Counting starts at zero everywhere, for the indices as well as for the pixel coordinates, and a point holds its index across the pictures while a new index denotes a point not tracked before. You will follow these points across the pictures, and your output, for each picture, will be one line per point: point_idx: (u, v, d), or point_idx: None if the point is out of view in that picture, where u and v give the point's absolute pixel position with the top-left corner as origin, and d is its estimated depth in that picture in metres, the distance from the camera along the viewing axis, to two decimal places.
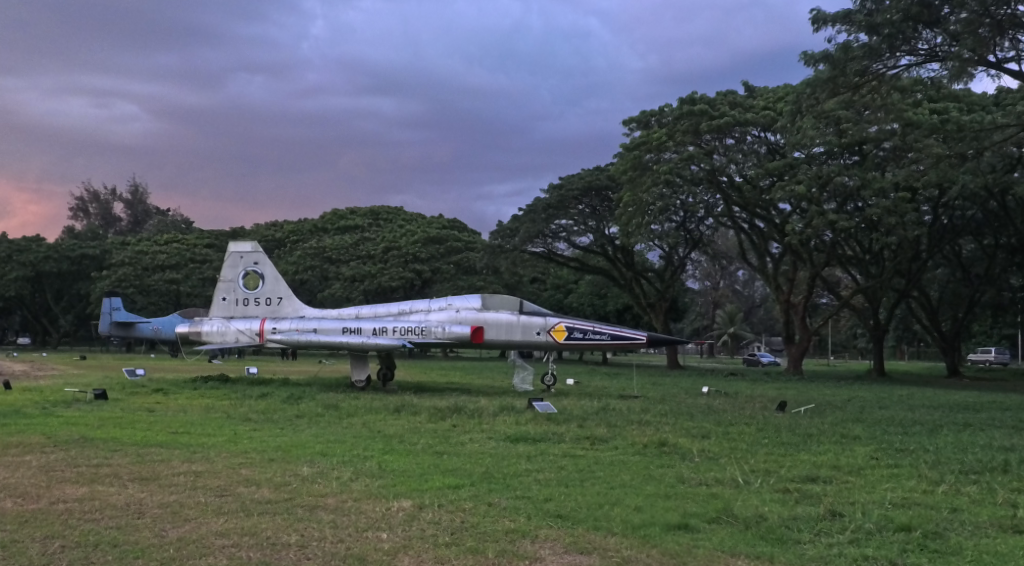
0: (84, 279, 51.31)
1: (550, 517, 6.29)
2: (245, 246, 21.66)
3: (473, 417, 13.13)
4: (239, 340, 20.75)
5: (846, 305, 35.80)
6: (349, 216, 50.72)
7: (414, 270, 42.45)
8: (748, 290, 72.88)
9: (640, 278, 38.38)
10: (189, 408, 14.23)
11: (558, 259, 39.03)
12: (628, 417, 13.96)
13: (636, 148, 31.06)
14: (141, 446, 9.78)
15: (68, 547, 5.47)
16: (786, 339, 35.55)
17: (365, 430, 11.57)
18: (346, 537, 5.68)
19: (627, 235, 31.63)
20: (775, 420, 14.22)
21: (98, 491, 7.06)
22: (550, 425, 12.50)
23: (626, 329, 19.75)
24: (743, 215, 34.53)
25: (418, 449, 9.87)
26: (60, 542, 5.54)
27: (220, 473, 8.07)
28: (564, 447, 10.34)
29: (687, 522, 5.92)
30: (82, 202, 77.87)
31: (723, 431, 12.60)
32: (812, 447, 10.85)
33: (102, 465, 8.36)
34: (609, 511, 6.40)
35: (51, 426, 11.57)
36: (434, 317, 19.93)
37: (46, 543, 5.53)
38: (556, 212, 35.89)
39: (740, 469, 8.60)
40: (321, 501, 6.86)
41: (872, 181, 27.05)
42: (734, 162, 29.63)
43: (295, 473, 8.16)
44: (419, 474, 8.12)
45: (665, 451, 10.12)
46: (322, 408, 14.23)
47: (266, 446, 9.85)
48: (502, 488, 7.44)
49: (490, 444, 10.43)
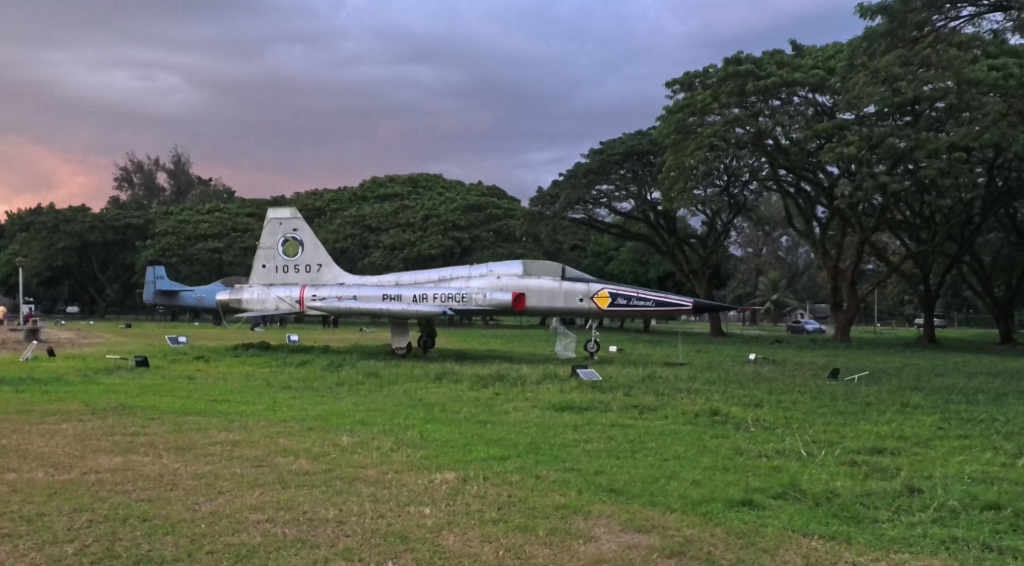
0: (129, 249, 51.78)
1: (601, 492, 5.90)
2: (284, 212, 21.39)
3: (516, 385, 12.83)
4: (279, 307, 20.65)
5: (895, 271, 34.82)
6: (388, 183, 50.54)
7: (453, 237, 42.06)
8: (791, 257, 71.51)
9: (682, 244, 37.70)
10: (228, 376, 14.09)
11: (598, 226, 38.46)
12: (675, 385, 13.55)
13: (680, 110, 30.15)
14: (179, 414, 9.59)
15: (96, 522, 5.20)
16: (833, 306, 34.72)
17: (406, 399, 11.31)
18: (387, 512, 5.36)
19: (670, 200, 30.95)
20: (829, 388, 13.71)
21: (131, 461, 6.81)
22: (595, 393, 12.17)
23: (671, 295, 19.33)
24: (789, 179, 33.58)
25: (461, 418, 9.55)
26: (88, 516, 5.28)
27: (258, 443, 7.80)
28: (611, 416, 9.95)
29: (751, 499, 5.50)
30: (127, 171, 78.73)
31: (777, 399, 12.14)
32: (872, 417, 10.35)
33: (138, 435, 8.13)
34: (665, 487, 6.00)
35: (92, 394, 11.46)
36: (474, 284, 19.58)
37: (73, 517, 5.27)
38: (598, 177, 35.23)
39: (799, 440, 8.14)
40: (361, 473, 6.54)
41: (925, 142, 25.95)
42: (780, 125, 28.68)
43: (334, 443, 7.88)
44: (464, 445, 7.80)
45: (718, 420, 9.70)
46: (363, 375, 14.02)
47: (305, 415, 9.55)
48: (550, 460, 7.07)
49: (535, 413, 10.10)
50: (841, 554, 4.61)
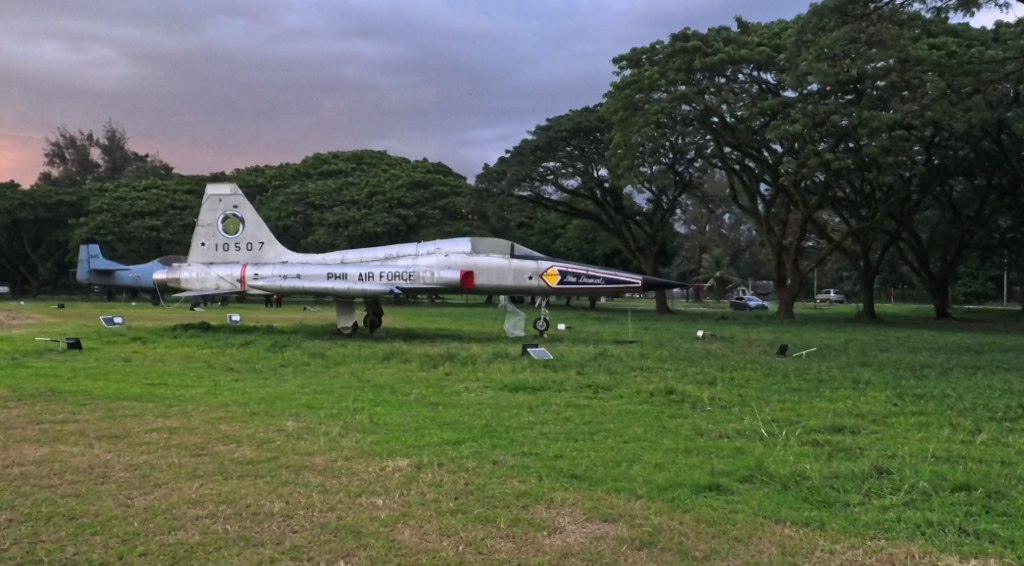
0: (62, 227, 50.04)
1: (563, 478, 5.65)
2: (224, 188, 20.69)
3: (467, 364, 12.58)
4: (220, 287, 20.02)
5: (837, 248, 35.24)
6: (331, 160, 49.60)
7: (399, 215, 41.45)
8: (733, 235, 72.83)
9: (629, 221, 37.69)
10: (167, 358, 13.57)
11: (545, 203, 38.20)
12: (628, 363, 13.42)
13: (627, 87, 29.95)
14: (112, 399, 9.09)
15: (16, 521, 4.78)
16: (777, 282, 35.07)
17: (354, 380, 10.97)
18: (337, 504, 5.03)
19: (617, 177, 30.79)
20: (781, 365, 13.73)
21: (59, 452, 6.35)
22: (547, 372, 11.96)
23: (621, 273, 19.22)
24: (734, 156, 33.62)
25: (412, 400, 9.22)
26: (7, 515, 4.85)
27: (198, 429, 7.39)
28: (566, 396, 9.74)
29: (718, 483, 5.31)
30: (58, 146, 76.13)
31: (730, 376, 12.09)
32: (825, 393, 10.32)
33: (69, 422, 7.65)
34: (628, 471, 5.78)
35: (19, 378, 10.87)
36: (422, 262, 19.18)
37: None
38: (544, 154, 34.89)
39: (758, 420, 7.99)
40: (308, 461, 6.20)
41: (868, 120, 26.08)
42: (726, 102, 28.62)
43: (279, 428, 7.50)
44: (416, 428, 7.48)
45: (674, 400, 9.55)
46: (308, 356, 13.61)
47: (248, 399, 9.14)
48: (506, 444, 6.80)
49: (487, 393, 9.84)
50: (815, 542, 4.45)
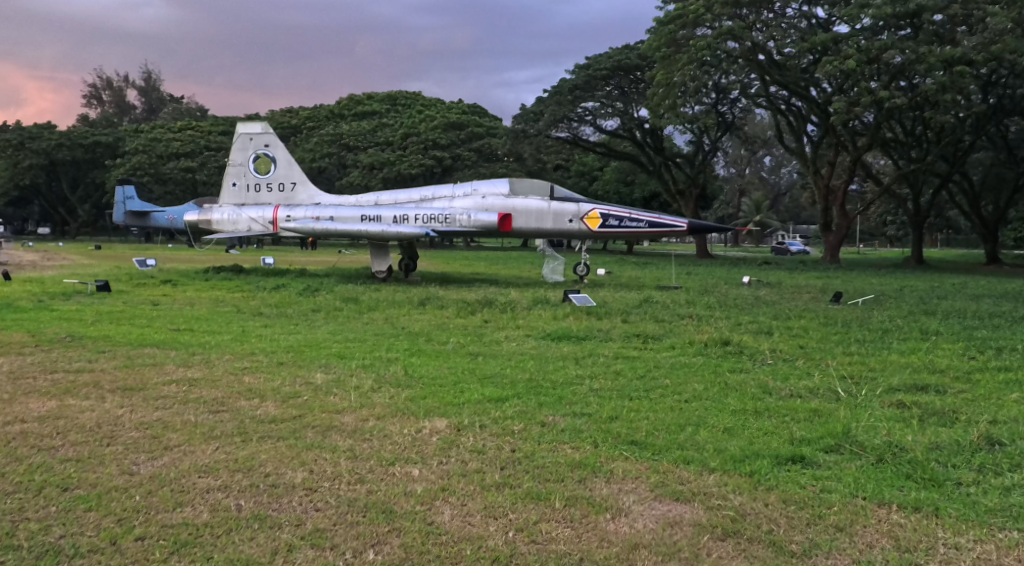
0: (99, 168, 49.82)
1: (621, 444, 5.02)
2: (255, 126, 20.02)
3: (506, 311, 11.93)
4: (252, 229, 19.51)
5: (886, 191, 33.81)
6: (366, 100, 48.61)
7: (434, 156, 40.58)
8: (774, 177, 71.36)
9: (669, 163, 36.49)
10: (196, 301, 13.10)
11: (583, 144, 37.10)
12: (675, 310, 12.72)
13: (671, 22, 28.59)
14: (134, 346, 8.60)
15: (2, 494, 4.30)
16: (823, 226, 33.85)
17: (388, 327, 10.40)
18: (370, 475, 4.52)
19: (658, 117, 29.58)
20: (837, 313, 12.99)
21: (66, 407, 5.80)
22: (591, 320, 11.29)
23: (665, 216, 18.41)
24: (781, 95, 32.19)
25: (449, 349, 8.64)
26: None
27: (219, 381, 6.83)
28: (612, 347, 9.09)
29: (802, 454, 4.74)
30: (96, 89, 75.96)
31: (785, 325, 11.34)
32: (892, 345, 9.54)
33: (83, 372, 7.13)
34: (694, 437, 5.14)
35: (41, 323, 10.42)
36: (458, 205, 18.49)
37: None
38: (583, 93, 33.66)
39: (829, 376, 7.26)
40: (337, 421, 5.61)
41: (927, 56, 24.60)
42: (774, 39, 27.17)
43: (306, 381, 6.91)
44: (453, 383, 6.85)
45: (731, 351, 8.86)
46: (341, 300, 13.04)
47: (277, 347, 8.65)
48: (554, 402, 6.16)
49: (529, 342, 9.23)
50: (934, 533, 4.06)
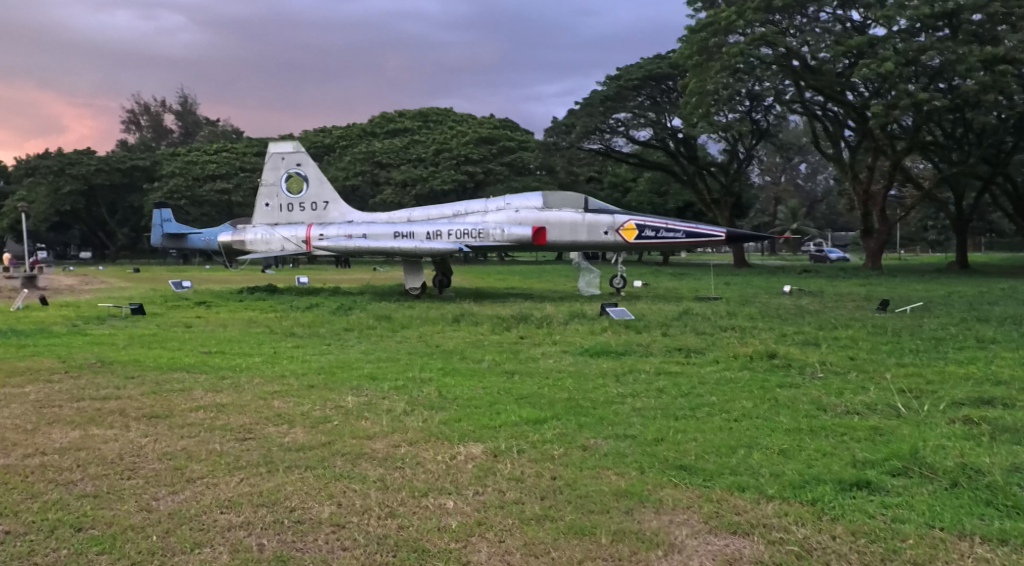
0: (137, 192, 50.59)
1: (669, 469, 4.80)
2: (286, 145, 20.00)
3: (542, 326, 11.62)
4: (285, 248, 19.41)
5: (927, 196, 33.02)
6: (398, 118, 48.69)
7: (466, 171, 40.46)
8: (809, 184, 70.43)
9: (703, 172, 36.02)
10: (229, 323, 12.97)
11: (616, 155, 36.75)
12: (715, 322, 12.34)
13: (702, 30, 28.21)
14: (163, 371, 8.43)
15: (14, 535, 4.19)
16: (863, 232, 33.12)
17: (422, 345, 10.17)
18: (404, 511, 4.38)
19: (690, 126, 29.17)
20: (885, 321, 12.51)
21: (90, 437, 5.60)
22: (629, 333, 10.96)
23: (702, 226, 18.03)
24: (816, 100, 31.62)
25: (484, 368, 8.35)
26: (6, 525, 4.26)
27: (247, 407, 6.61)
28: (654, 362, 8.75)
29: (868, 479, 4.57)
30: (134, 114, 77.11)
31: (832, 336, 10.93)
32: (948, 355, 9.10)
33: (110, 399, 6.93)
34: (748, 460, 4.87)
35: (73, 347, 10.32)
36: (491, 219, 18.24)
37: None
38: (615, 104, 33.31)
39: (888, 390, 6.86)
40: (367, 447, 5.36)
41: (968, 57, 23.98)
42: (809, 43, 26.65)
43: (336, 405, 6.66)
44: (489, 404, 6.55)
45: (777, 365, 8.48)
46: (375, 318, 12.84)
47: (308, 368, 8.44)
48: (595, 423, 5.86)
49: (566, 359, 8.91)
50: None
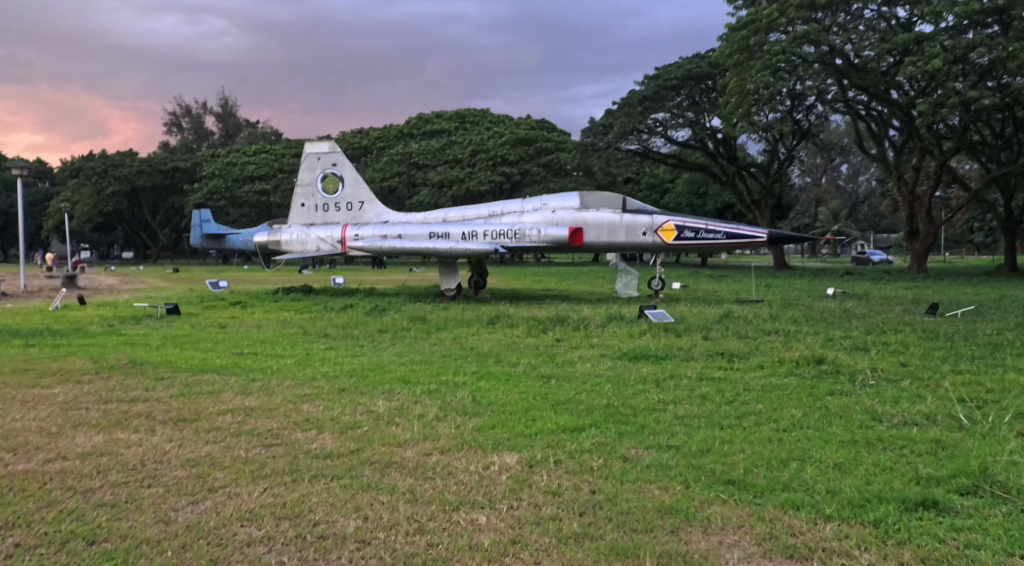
0: (178, 193, 51.10)
1: (717, 484, 4.64)
2: (322, 146, 19.92)
3: (579, 329, 11.34)
4: (321, 249, 19.33)
5: (975, 198, 32.06)
6: (435, 119, 48.61)
7: (503, 172, 40.27)
8: (851, 186, 69.36)
9: (743, 173, 35.39)
10: (263, 323, 12.86)
11: (654, 156, 36.27)
12: (758, 326, 11.97)
13: (743, 28, 27.67)
14: (193, 373, 8.27)
15: (28, 548, 4.15)
16: (908, 234, 32.31)
17: (456, 347, 9.94)
18: (439, 526, 4.27)
19: (730, 126, 28.65)
20: (936, 326, 12.03)
21: (114, 441, 5.46)
22: (669, 337, 10.63)
23: (744, 227, 17.63)
24: (860, 99, 30.87)
25: (520, 372, 8.08)
26: (18, 538, 4.22)
27: (276, 411, 6.42)
28: (695, 367, 8.44)
29: (934, 498, 4.38)
30: (175, 116, 78.10)
31: (880, 341, 10.51)
32: (1006, 362, 8.68)
33: (138, 401, 6.79)
34: (801, 474, 4.69)
35: (107, 348, 10.24)
36: (527, 219, 17.98)
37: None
38: (653, 104, 32.82)
39: (946, 399, 6.49)
40: (398, 455, 5.17)
41: (1020, 53, 23.20)
42: (853, 41, 25.98)
43: (367, 410, 6.45)
44: (525, 411, 6.30)
45: (827, 371, 8.11)
46: (409, 320, 12.64)
47: (340, 371, 8.23)
48: (637, 431, 5.60)
49: (604, 363, 8.62)
50: None
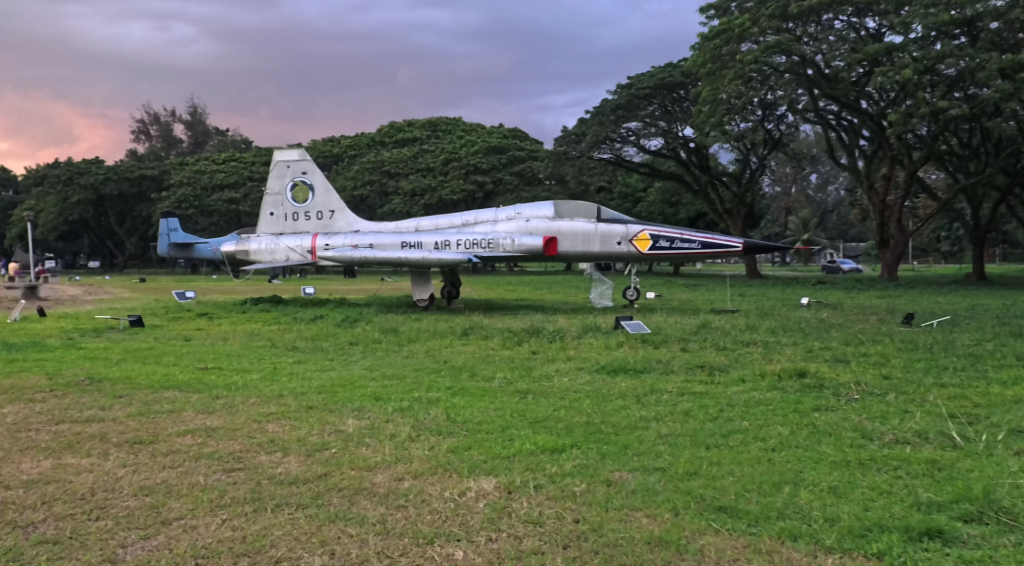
0: (145, 201, 50.27)
1: (708, 511, 4.56)
2: (292, 153, 19.54)
3: (556, 341, 11.09)
4: (291, 258, 18.91)
5: (944, 207, 32.20)
6: (407, 127, 48.25)
7: (475, 180, 40.00)
8: (820, 195, 69.95)
9: (715, 182, 35.39)
10: (229, 336, 12.47)
11: (627, 164, 36.19)
12: (736, 337, 11.78)
13: (716, 37, 27.58)
14: (153, 390, 7.89)
15: None
16: (879, 243, 32.43)
17: (429, 361, 9.62)
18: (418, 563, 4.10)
19: (703, 135, 28.60)
20: (915, 336, 11.92)
21: (62, 466, 5.12)
22: (647, 349, 10.40)
23: (719, 236, 17.49)
24: (831, 109, 30.93)
25: (496, 388, 7.78)
26: None
27: (240, 432, 6.08)
28: (675, 381, 8.19)
29: (938, 526, 4.34)
30: (144, 123, 77.02)
31: (860, 352, 10.33)
32: (989, 374, 8.53)
33: (92, 422, 6.41)
34: (794, 500, 4.63)
35: (65, 363, 9.81)
36: (501, 229, 17.73)
37: None
38: (626, 113, 32.74)
39: (937, 415, 6.31)
40: (369, 479, 4.92)
41: (989, 64, 23.27)
42: (825, 52, 25.98)
43: (336, 429, 6.13)
44: (502, 430, 6.02)
45: (810, 385, 7.90)
46: (381, 332, 12.32)
47: (309, 388, 7.89)
48: (618, 451, 5.37)
49: (582, 378, 8.34)
50: None
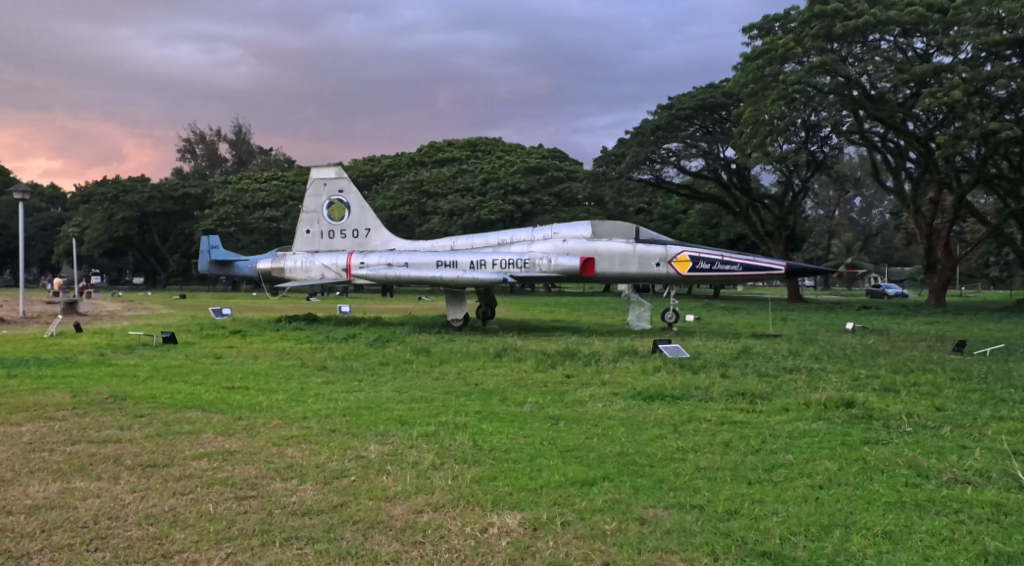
0: (189, 220, 50.82)
1: (750, 557, 4.29)
2: (329, 171, 19.50)
3: (590, 364, 10.75)
4: (325, 276, 18.70)
5: (994, 232, 31.20)
6: (446, 147, 48.32)
7: (513, 201, 39.79)
8: (865, 219, 68.92)
9: (756, 204, 34.83)
10: (260, 355, 12.30)
11: (667, 186, 35.78)
12: (778, 362, 11.33)
13: (759, 57, 27.16)
14: (175, 410, 7.69)
15: None
16: (926, 268, 31.55)
17: (459, 384, 9.31)
18: None
19: (744, 156, 28.16)
20: (967, 365, 11.38)
21: (68, 491, 4.97)
22: (685, 375, 10.01)
23: (761, 259, 17.03)
24: (877, 131, 30.25)
25: (526, 413, 7.46)
26: None
27: (257, 455, 5.86)
28: (714, 409, 7.80)
29: None
30: (190, 142, 78.10)
31: (909, 381, 9.84)
32: None
33: (108, 443, 6.23)
34: (846, 546, 4.34)
35: (92, 380, 9.67)
36: (537, 248, 17.45)
37: None
38: (667, 134, 32.38)
39: (998, 452, 5.90)
40: (387, 510, 4.69)
41: None
42: (870, 72, 25.39)
43: (356, 455, 5.87)
44: (530, 459, 5.72)
45: (859, 416, 7.46)
46: (412, 352, 12.08)
47: (334, 410, 7.65)
48: (653, 484, 5.05)
49: (617, 405, 7.97)
50: None
